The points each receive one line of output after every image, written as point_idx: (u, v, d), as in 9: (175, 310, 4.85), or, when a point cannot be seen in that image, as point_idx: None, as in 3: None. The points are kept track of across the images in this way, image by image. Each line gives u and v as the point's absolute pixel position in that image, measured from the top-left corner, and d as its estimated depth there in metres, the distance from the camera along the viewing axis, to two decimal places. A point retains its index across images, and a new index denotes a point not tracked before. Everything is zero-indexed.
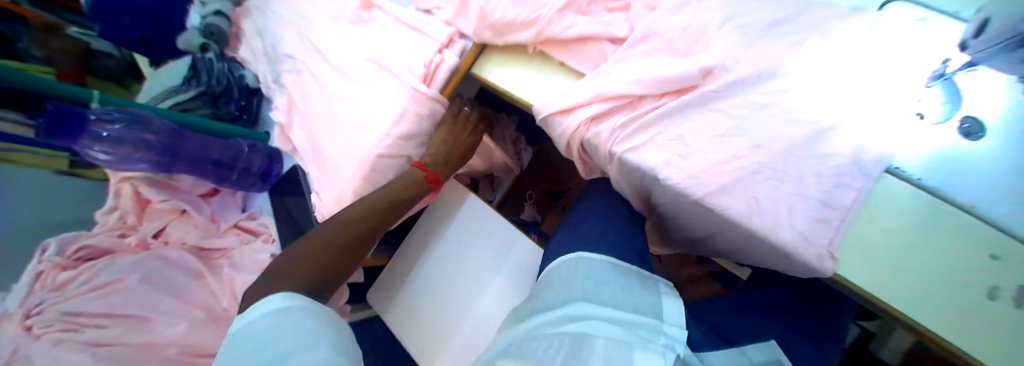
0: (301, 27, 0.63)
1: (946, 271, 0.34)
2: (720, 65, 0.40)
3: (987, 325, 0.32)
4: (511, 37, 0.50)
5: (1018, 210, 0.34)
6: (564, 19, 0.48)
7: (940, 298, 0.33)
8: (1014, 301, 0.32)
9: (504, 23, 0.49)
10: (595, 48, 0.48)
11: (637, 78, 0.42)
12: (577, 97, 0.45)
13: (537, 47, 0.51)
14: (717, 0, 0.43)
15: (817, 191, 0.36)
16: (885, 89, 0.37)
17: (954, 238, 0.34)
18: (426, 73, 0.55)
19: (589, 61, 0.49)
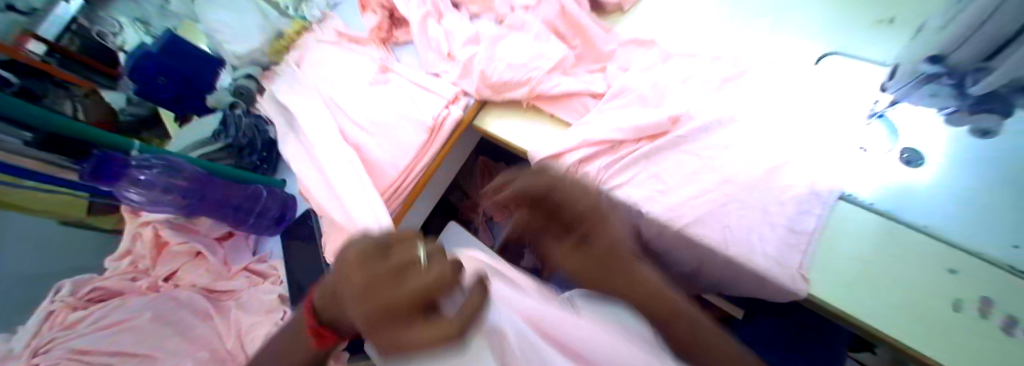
0: (320, 85, 0.68)
1: (910, 286, 0.36)
2: (686, 114, 0.48)
3: (962, 339, 0.33)
4: (508, 94, 0.58)
5: (965, 230, 0.37)
6: (552, 79, 0.56)
7: (908, 312, 0.35)
8: (979, 312, 0.33)
9: (502, 83, 0.57)
10: (579, 101, 0.56)
11: (616, 127, 0.49)
12: (566, 143, 0.50)
13: (531, 101, 0.58)
14: (678, 63, 0.53)
15: (782, 218, 0.41)
16: (820, 130, 0.45)
17: (913, 257, 0.37)
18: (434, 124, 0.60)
19: (575, 112, 0.56)
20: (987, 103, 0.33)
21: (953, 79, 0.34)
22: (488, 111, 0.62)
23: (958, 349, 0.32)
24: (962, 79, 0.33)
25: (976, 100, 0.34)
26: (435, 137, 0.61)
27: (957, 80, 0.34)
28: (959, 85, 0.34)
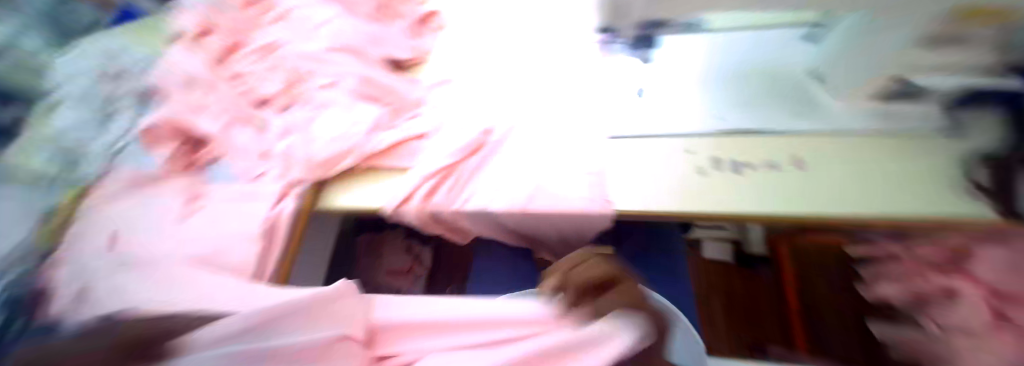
0: (169, 191, 0.65)
1: (721, 179, 0.53)
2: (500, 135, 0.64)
3: (762, 189, 0.50)
4: (348, 161, 0.64)
5: (734, 157, 0.55)
6: (373, 138, 0.66)
7: (744, 197, 0.50)
8: (752, 168, 0.53)
9: (336, 154, 0.64)
10: (408, 147, 0.66)
11: (448, 153, 0.62)
12: (407, 186, 0.60)
13: (368, 164, 0.65)
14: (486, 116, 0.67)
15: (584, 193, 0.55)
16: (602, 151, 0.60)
17: (698, 175, 0.54)
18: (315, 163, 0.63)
19: (408, 158, 0.65)
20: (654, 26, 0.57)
21: (646, 25, 0.56)
22: (330, 183, 0.63)
23: (816, 197, 0.48)
24: (653, 25, 0.57)
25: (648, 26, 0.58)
26: (286, 210, 0.61)
27: (648, 24, 0.57)
28: (651, 26, 0.57)
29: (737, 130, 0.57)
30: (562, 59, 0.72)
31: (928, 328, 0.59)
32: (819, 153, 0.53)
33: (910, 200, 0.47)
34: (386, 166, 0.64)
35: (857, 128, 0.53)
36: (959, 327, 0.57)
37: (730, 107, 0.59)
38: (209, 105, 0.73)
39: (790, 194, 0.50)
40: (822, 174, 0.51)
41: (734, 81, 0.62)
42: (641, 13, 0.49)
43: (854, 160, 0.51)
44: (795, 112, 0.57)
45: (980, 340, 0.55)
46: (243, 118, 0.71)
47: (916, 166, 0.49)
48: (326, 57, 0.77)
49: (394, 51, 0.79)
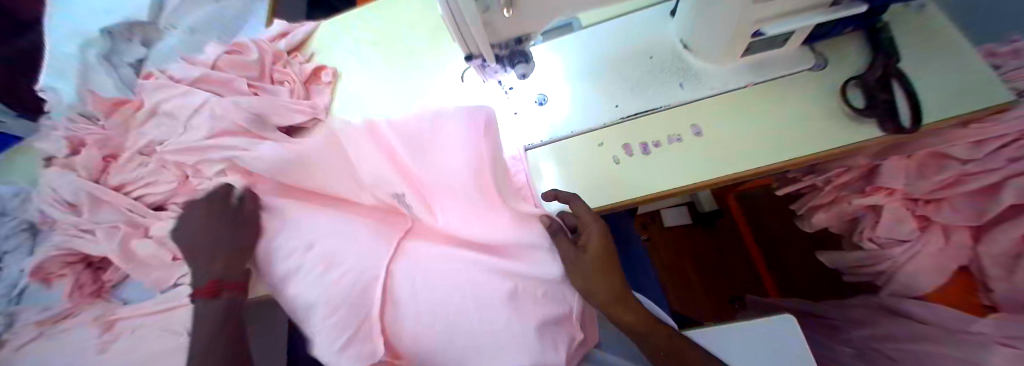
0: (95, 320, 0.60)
1: (616, 167, 0.55)
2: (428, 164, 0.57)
3: (663, 170, 0.52)
4: None
5: (619, 141, 0.56)
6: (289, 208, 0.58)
7: (647, 181, 0.53)
8: (643, 150, 0.54)
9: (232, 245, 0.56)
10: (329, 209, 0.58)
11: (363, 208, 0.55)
12: None
13: None
14: None
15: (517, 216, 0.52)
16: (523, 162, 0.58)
17: (596, 164, 0.56)
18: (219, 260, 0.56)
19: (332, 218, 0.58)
20: (519, 56, 0.47)
21: (502, 50, 0.47)
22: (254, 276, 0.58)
23: (709, 163, 0.51)
24: (513, 51, 0.47)
25: (514, 57, 0.48)
26: None
27: (508, 50, 0.47)
28: (513, 54, 0.48)
29: (637, 110, 0.56)
30: (453, 73, 0.70)
31: (867, 245, 0.64)
32: (713, 115, 0.54)
33: (814, 140, 0.49)
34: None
35: (740, 86, 0.54)
36: (895, 239, 0.61)
37: (622, 88, 0.58)
38: (81, 226, 0.64)
39: (698, 162, 0.52)
40: (721, 134, 0.52)
41: (622, 61, 0.59)
42: (499, 33, 0.44)
43: (750, 112, 0.53)
44: (681, 80, 0.57)
45: (914, 246, 0.60)
46: (132, 229, 0.63)
47: (811, 108, 0.51)
48: (183, 120, 0.62)
49: (252, 101, 0.64)
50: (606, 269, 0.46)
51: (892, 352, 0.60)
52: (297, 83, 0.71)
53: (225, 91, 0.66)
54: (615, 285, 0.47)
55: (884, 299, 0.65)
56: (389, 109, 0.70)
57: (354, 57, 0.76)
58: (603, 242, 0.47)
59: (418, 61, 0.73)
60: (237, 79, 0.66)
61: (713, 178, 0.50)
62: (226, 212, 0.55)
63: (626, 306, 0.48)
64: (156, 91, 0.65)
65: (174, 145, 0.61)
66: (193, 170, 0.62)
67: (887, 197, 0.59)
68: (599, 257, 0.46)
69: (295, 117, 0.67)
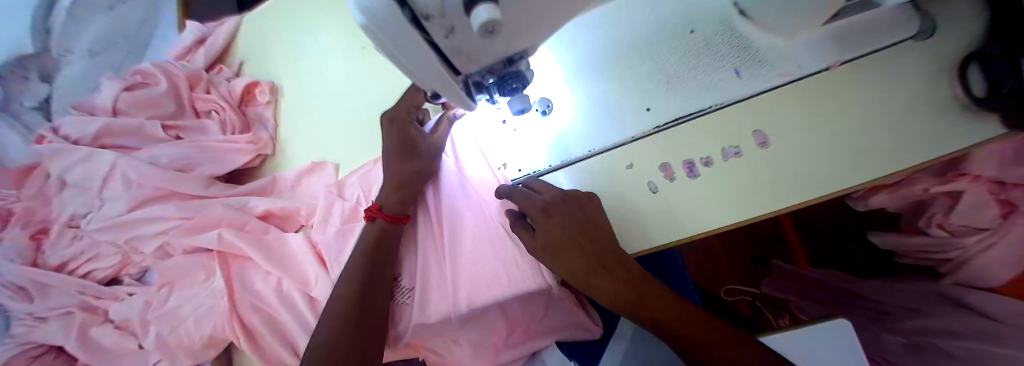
0: None
1: (639, 197, 0.44)
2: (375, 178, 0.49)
3: (700, 201, 0.41)
4: (222, 335, 0.48)
5: (638, 164, 0.44)
6: (253, 287, 0.49)
7: (682, 216, 0.42)
8: (671, 177, 0.43)
9: (193, 333, 0.47)
10: (298, 274, 0.48)
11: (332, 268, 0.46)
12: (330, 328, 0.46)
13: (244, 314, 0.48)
14: (363, 193, 0.50)
15: (513, 251, 0.44)
16: None
17: (616, 197, 0.44)
18: (186, 351, 0.48)
19: (299, 282, 0.48)
20: (513, 81, 0.32)
21: (488, 77, 0.32)
22: (235, 347, 0.51)
23: (764, 189, 0.40)
24: (503, 74, 0.32)
25: (506, 84, 0.32)
26: None
27: (495, 76, 0.32)
28: (503, 79, 0.32)
29: (675, 116, 0.42)
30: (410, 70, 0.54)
31: (935, 232, 0.56)
32: (783, 116, 0.40)
33: (920, 143, 0.37)
34: (276, 320, 0.48)
35: (819, 70, 0.39)
36: (970, 227, 0.52)
37: (651, 84, 0.43)
38: (36, 314, 0.56)
39: (762, 184, 0.40)
40: (794, 143, 0.39)
41: (652, 44, 0.44)
42: (476, 59, 0.27)
43: (832, 108, 0.39)
44: (736, 66, 0.41)
45: (992, 236, 0.50)
46: (90, 314, 0.55)
47: (908, 100, 0.37)
48: (96, 191, 0.52)
49: (175, 153, 0.53)
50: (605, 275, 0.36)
51: (951, 349, 0.54)
52: (228, 110, 0.57)
53: (138, 141, 0.55)
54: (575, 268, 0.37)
55: (945, 288, 0.58)
56: (342, 128, 0.55)
57: (296, 65, 0.60)
58: (552, 225, 0.38)
59: (368, 57, 0.56)
60: (147, 124, 0.54)
61: (772, 210, 0.39)
62: (190, 300, 0.49)
63: (605, 283, 0.36)
64: (56, 158, 0.54)
65: (97, 223, 0.51)
66: (130, 247, 0.52)
67: (969, 183, 0.49)
68: (573, 255, 0.37)
69: (235, 160, 0.55)
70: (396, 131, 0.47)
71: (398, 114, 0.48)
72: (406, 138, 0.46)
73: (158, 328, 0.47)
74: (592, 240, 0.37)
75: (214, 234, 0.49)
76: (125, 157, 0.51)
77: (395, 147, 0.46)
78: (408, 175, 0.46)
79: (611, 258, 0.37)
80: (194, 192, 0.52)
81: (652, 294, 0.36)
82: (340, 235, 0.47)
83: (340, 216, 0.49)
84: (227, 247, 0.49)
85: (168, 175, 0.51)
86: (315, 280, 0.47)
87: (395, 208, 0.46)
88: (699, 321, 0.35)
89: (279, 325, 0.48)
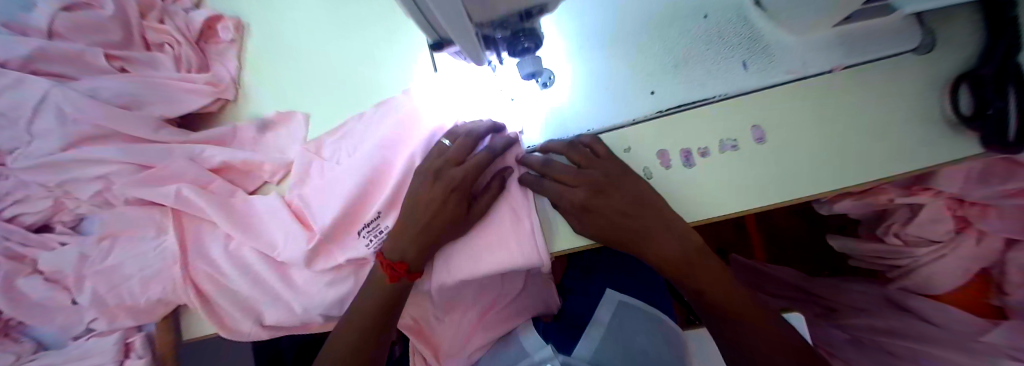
0: None
1: None
2: (392, 102, 0.45)
3: (690, 189, 0.41)
4: (171, 292, 0.44)
5: (634, 150, 0.42)
6: (213, 242, 0.45)
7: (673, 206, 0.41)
8: (663, 166, 0.42)
9: (139, 290, 0.43)
10: (262, 233, 0.45)
11: (329, 206, 0.42)
12: (334, 259, 0.42)
13: (196, 272, 0.44)
14: (365, 125, 0.45)
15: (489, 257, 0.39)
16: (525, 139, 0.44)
17: None
18: (132, 308, 0.44)
19: (262, 241, 0.44)
20: (525, 39, 0.30)
21: (499, 31, 0.30)
22: (186, 310, 0.49)
23: (757, 181, 0.39)
24: (516, 31, 0.30)
25: (518, 42, 0.31)
26: None
27: (507, 31, 0.30)
28: (515, 36, 0.30)
29: (681, 102, 0.41)
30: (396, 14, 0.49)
31: (890, 241, 0.58)
32: (783, 115, 0.39)
33: (912, 155, 0.37)
34: (231, 280, 0.45)
35: (821, 71, 0.39)
36: (925, 239, 0.55)
37: (655, 66, 0.42)
38: None
39: (756, 181, 0.39)
40: (791, 139, 0.39)
41: (665, 25, 0.42)
42: (493, 6, 0.25)
43: (830, 110, 0.39)
44: (744, 58, 0.41)
45: (943, 249, 0.54)
46: (16, 263, 0.48)
47: (897, 110, 0.38)
48: (21, 124, 0.45)
49: (119, 88, 0.46)
50: (621, 223, 0.39)
51: (890, 348, 0.59)
52: (185, 45, 0.51)
53: (75, 70, 0.47)
54: (600, 211, 0.39)
55: (892, 293, 0.62)
56: (317, 77, 0.51)
57: (269, 6, 0.54)
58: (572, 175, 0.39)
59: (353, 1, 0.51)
60: (88, 51, 0.47)
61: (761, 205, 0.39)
62: (136, 255, 0.44)
63: (632, 222, 0.38)
64: None
65: (26, 160, 0.44)
66: (63, 192, 0.46)
67: (932, 197, 0.51)
68: (597, 201, 0.38)
69: (190, 102, 0.49)
70: (440, 193, 0.38)
71: (448, 168, 0.39)
72: (448, 202, 0.38)
73: (92, 285, 0.43)
74: (615, 188, 0.38)
75: (173, 188, 0.44)
76: (58, 87, 0.44)
77: (435, 200, 0.39)
78: (428, 169, 0.40)
79: (632, 206, 0.38)
80: (141, 135, 0.46)
81: (662, 232, 0.38)
82: (337, 173, 0.43)
83: (317, 177, 0.45)
84: (186, 204, 0.44)
85: (111, 113, 0.44)
86: (280, 248, 0.43)
87: (416, 264, 0.40)
88: (698, 260, 0.40)
89: (236, 288, 0.44)
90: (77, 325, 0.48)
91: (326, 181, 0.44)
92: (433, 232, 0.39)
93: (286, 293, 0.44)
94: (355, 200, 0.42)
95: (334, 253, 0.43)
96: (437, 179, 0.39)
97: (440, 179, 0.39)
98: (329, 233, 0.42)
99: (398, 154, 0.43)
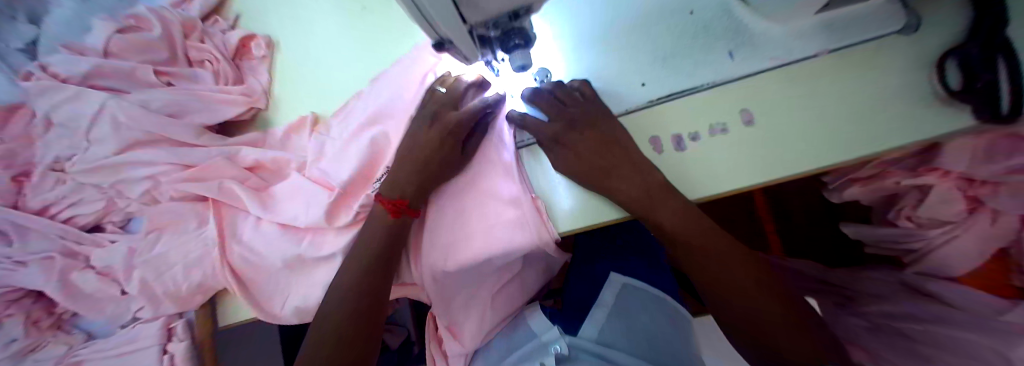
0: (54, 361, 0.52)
1: None
2: (384, 72, 0.50)
3: (683, 173, 0.42)
4: (211, 280, 0.48)
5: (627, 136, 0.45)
6: (246, 232, 0.49)
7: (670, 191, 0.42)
8: (655, 152, 0.43)
9: (181, 278, 0.47)
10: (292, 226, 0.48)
11: (336, 168, 0.47)
12: (348, 212, 0.47)
13: (229, 263, 0.48)
14: (370, 98, 0.49)
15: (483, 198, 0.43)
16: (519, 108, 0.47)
17: None
18: (175, 295, 0.48)
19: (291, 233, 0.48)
20: (514, 36, 0.33)
21: (492, 30, 0.33)
22: (222, 298, 0.52)
23: (749, 161, 0.40)
24: (507, 29, 0.33)
25: (508, 39, 0.33)
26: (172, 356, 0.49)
27: (498, 30, 0.33)
28: (506, 35, 0.33)
29: (669, 92, 0.43)
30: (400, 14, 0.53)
31: (902, 224, 0.58)
32: (768, 98, 0.41)
33: (913, 128, 0.37)
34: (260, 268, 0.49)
35: (807, 56, 0.40)
36: (936, 220, 0.55)
37: (647, 59, 0.45)
38: (16, 258, 0.53)
39: (746, 161, 0.40)
40: (780, 121, 0.40)
41: (654, 23, 0.45)
42: (483, 8, 0.28)
43: (811, 93, 0.40)
44: (730, 48, 0.43)
45: (956, 229, 0.53)
46: (71, 259, 0.53)
47: (889, 87, 0.38)
48: (81, 132, 0.50)
49: (165, 98, 0.52)
50: (593, 161, 0.41)
51: (908, 331, 0.58)
52: (222, 61, 0.57)
53: (127, 85, 0.53)
54: (575, 151, 0.42)
55: (907, 277, 0.61)
56: (336, 83, 0.54)
57: (296, 23, 0.59)
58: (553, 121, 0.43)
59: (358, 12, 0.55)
60: (139, 67, 0.52)
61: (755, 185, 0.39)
62: (179, 247, 0.49)
63: (603, 159, 0.41)
64: (40, 95, 0.51)
65: (85, 164, 0.49)
66: (117, 192, 0.51)
67: (940, 178, 0.50)
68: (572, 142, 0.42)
69: (225, 111, 0.54)
70: (436, 136, 0.43)
71: (443, 113, 0.44)
72: (443, 144, 0.43)
73: (143, 274, 0.47)
74: (590, 129, 0.42)
75: (215, 183, 0.49)
76: (114, 98, 0.49)
77: (431, 142, 0.43)
78: (423, 117, 0.45)
79: (605, 146, 0.41)
80: (183, 139, 0.51)
81: (629, 169, 0.40)
82: (345, 137, 0.48)
83: (328, 150, 0.49)
84: (228, 198, 0.49)
85: (157, 119, 0.50)
86: (302, 220, 0.46)
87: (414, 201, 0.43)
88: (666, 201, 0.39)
89: (263, 276, 0.48)
90: (125, 314, 0.53)
91: (338, 150, 0.48)
92: (428, 173, 0.43)
93: (312, 279, 0.47)
94: (364, 165, 0.46)
95: (349, 207, 0.47)
96: (434, 122, 0.44)
97: (436, 124, 0.44)
98: (342, 193, 0.46)
99: (398, 111, 0.48)
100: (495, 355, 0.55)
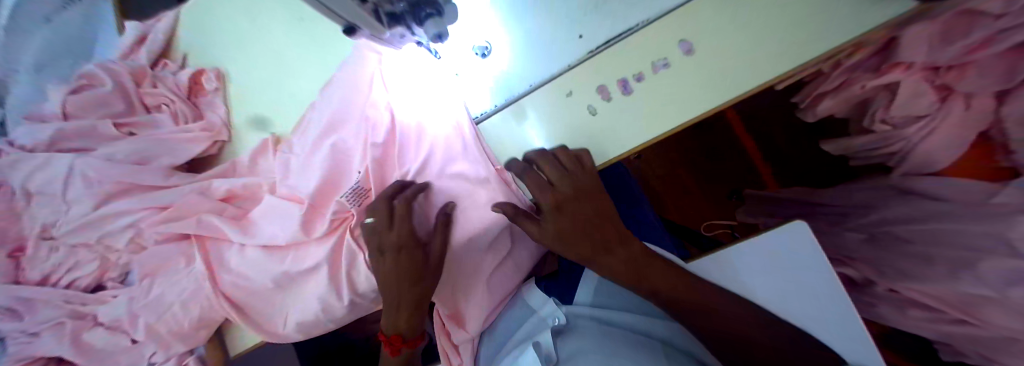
0: None
1: (579, 122, 0.45)
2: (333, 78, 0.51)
3: (633, 115, 0.43)
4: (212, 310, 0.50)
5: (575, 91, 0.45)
6: (233, 260, 0.51)
7: (624, 134, 0.44)
8: (605, 100, 0.44)
9: (182, 313, 0.50)
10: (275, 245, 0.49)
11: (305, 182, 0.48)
12: (323, 222, 0.48)
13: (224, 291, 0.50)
14: (323, 106, 0.50)
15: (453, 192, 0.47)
16: (468, 87, 0.48)
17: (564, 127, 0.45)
18: (180, 330, 0.50)
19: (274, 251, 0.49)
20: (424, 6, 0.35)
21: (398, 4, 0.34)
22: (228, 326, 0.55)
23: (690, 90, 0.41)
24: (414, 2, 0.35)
25: (419, 11, 0.35)
26: None
27: (405, 3, 0.35)
28: (416, 6, 0.35)
29: (607, 39, 0.43)
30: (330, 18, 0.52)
31: (879, 129, 0.58)
32: (705, 22, 0.40)
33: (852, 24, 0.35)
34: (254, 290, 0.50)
35: None
36: (909, 117, 0.54)
37: (579, 10, 0.44)
38: (27, 330, 0.55)
39: (691, 92, 0.41)
40: (718, 44, 0.39)
41: None
42: None
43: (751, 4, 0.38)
44: None
45: (932, 122, 0.52)
46: (80, 321, 0.55)
47: None
48: (59, 196, 0.52)
49: (131, 148, 0.53)
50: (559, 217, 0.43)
51: (901, 234, 0.57)
52: (179, 102, 0.58)
53: (92, 143, 0.54)
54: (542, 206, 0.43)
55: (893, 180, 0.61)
56: (292, 100, 0.55)
57: (238, 48, 0.58)
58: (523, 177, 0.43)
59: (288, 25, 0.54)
60: (100, 123, 0.54)
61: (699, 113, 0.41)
62: (173, 286, 0.50)
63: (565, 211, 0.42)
64: (14, 169, 0.53)
65: (69, 225, 0.51)
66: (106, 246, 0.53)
67: (904, 73, 0.49)
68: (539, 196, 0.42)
69: (192, 149, 0.56)
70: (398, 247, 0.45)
71: (396, 227, 0.45)
72: (403, 254, 0.45)
73: (144, 317, 0.49)
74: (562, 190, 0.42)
75: (191, 220, 0.50)
76: (81, 157, 0.51)
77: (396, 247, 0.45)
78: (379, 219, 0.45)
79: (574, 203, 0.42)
80: (155, 183, 0.53)
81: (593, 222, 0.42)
82: (308, 150, 0.49)
83: (295, 166, 0.50)
84: (207, 231, 0.50)
85: (126, 169, 0.51)
86: (282, 237, 0.48)
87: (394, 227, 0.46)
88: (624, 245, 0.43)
89: (259, 297, 0.50)
90: (140, 360, 0.55)
91: (303, 163, 0.49)
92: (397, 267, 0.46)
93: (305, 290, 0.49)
94: (331, 173, 0.48)
95: (324, 216, 0.48)
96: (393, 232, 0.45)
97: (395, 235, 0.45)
98: (313, 205, 0.48)
99: (351, 114, 0.48)
100: (500, 336, 0.55)
